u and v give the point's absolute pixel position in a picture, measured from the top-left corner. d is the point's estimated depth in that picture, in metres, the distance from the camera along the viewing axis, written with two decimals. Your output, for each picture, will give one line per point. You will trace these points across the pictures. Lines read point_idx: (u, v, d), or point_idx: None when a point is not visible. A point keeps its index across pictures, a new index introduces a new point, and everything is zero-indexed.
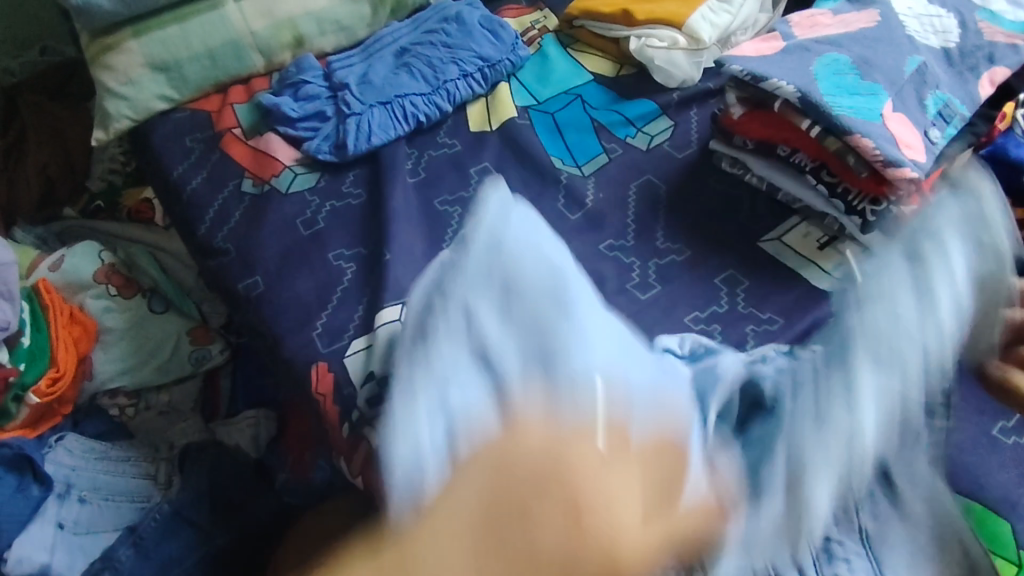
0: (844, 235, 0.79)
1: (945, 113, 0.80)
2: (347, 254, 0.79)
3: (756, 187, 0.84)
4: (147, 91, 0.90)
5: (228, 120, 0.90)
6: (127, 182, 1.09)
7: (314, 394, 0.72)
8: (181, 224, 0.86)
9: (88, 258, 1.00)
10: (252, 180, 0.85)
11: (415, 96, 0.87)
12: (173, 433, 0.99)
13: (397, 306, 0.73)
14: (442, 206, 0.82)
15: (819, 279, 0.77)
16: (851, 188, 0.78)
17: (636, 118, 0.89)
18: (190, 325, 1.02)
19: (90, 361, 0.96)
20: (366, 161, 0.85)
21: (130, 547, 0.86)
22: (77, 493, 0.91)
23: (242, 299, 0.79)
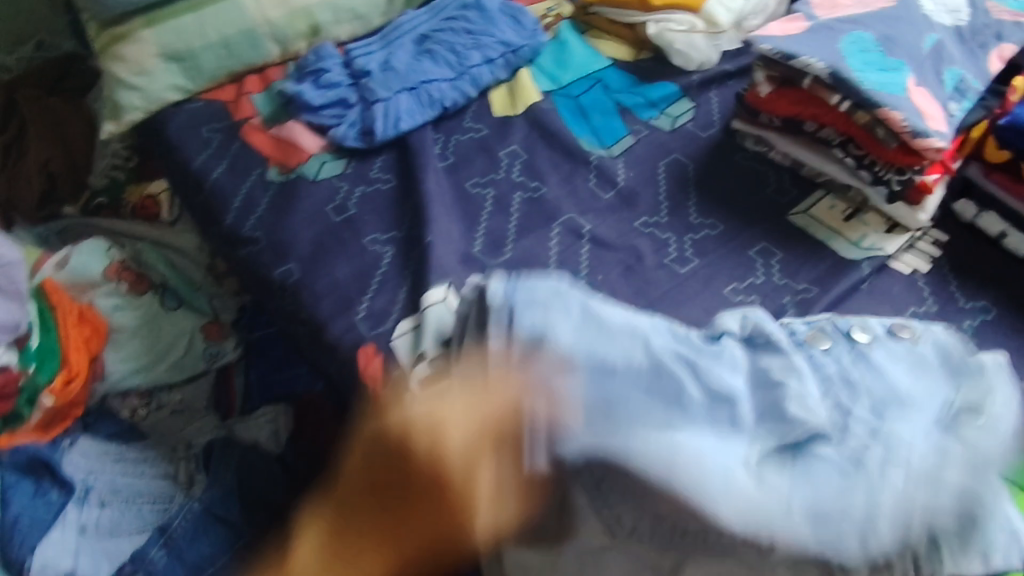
0: (867, 206, 0.82)
1: (961, 88, 0.80)
2: (382, 238, 0.78)
3: (779, 162, 0.85)
4: (160, 82, 0.88)
5: (246, 109, 0.89)
6: (130, 177, 1.06)
7: (361, 377, 0.71)
8: (203, 215, 0.84)
9: (94, 255, 0.98)
10: (278, 168, 0.84)
11: (441, 82, 0.87)
12: (191, 432, 0.97)
13: (444, 285, 0.73)
14: (475, 188, 0.82)
15: (847, 250, 0.78)
16: (877, 160, 0.78)
17: (659, 100, 0.89)
18: (202, 321, 1.00)
19: (101, 360, 0.94)
20: (394, 147, 0.85)
21: (161, 547, 0.86)
22: (96, 496, 0.89)
23: (277, 287, 0.77)
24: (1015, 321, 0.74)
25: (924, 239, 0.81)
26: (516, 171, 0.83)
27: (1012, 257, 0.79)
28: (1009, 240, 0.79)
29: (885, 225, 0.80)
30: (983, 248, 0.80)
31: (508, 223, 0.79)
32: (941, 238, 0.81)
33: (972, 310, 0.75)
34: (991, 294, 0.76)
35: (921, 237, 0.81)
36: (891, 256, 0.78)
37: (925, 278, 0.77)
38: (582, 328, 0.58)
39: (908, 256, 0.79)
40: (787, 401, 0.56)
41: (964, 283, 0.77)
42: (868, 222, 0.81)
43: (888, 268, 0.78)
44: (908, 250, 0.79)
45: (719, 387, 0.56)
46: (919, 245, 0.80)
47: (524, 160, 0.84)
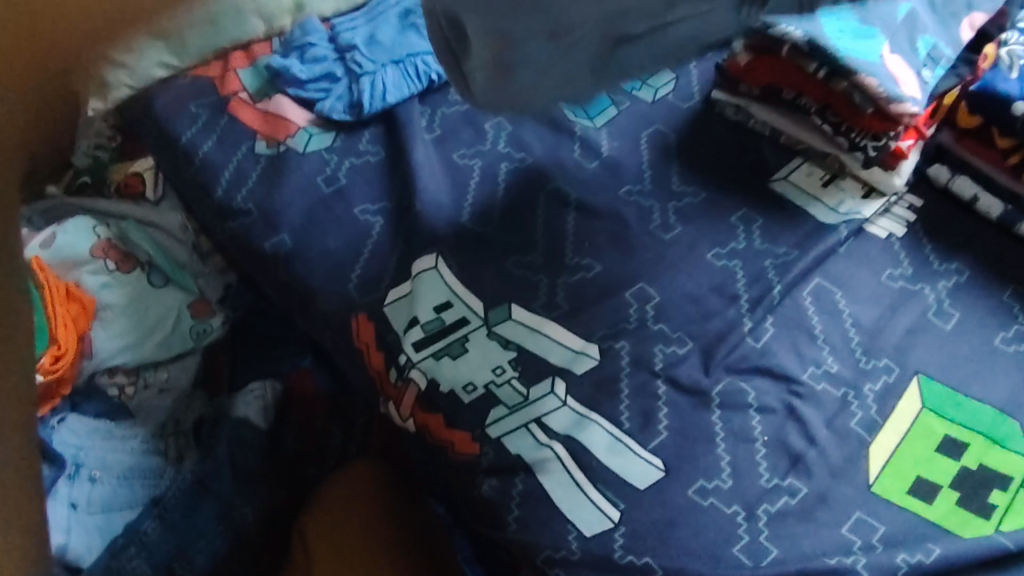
0: (843, 173, 0.83)
1: (934, 55, 0.81)
2: (373, 209, 0.80)
3: (759, 132, 0.87)
4: (147, 59, 0.88)
5: (233, 84, 0.89)
6: (114, 157, 1.08)
7: (357, 343, 0.75)
8: (193, 189, 0.86)
9: (81, 233, 0.99)
10: (265, 142, 0.85)
11: (426, 56, 0.88)
12: (179, 408, 1.01)
13: (432, 255, 0.75)
14: (463, 159, 0.83)
15: (824, 215, 0.80)
16: (854, 126, 0.80)
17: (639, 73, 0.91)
18: (190, 299, 1.02)
19: (89, 338, 0.95)
20: (381, 120, 0.86)
21: (155, 519, 0.89)
22: (87, 472, 0.92)
23: (269, 258, 0.80)
24: (986, 279, 0.77)
25: (898, 205, 0.82)
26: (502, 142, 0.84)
27: (982, 219, 0.81)
28: (980, 203, 0.81)
29: (862, 191, 0.82)
30: (959, 214, 0.82)
31: (495, 192, 0.81)
32: (915, 203, 0.82)
33: (945, 272, 0.77)
34: (967, 257, 0.78)
35: (896, 203, 0.82)
36: (868, 221, 0.80)
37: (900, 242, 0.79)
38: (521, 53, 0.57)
39: (885, 222, 0.80)
40: None
41: (938, 246, 0.79)
42: (845, 188, 0.82)
43: (865, 233, 0.79)
44: (884, 214, 0.81)
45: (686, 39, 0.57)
46: (895, 209, 0.81)
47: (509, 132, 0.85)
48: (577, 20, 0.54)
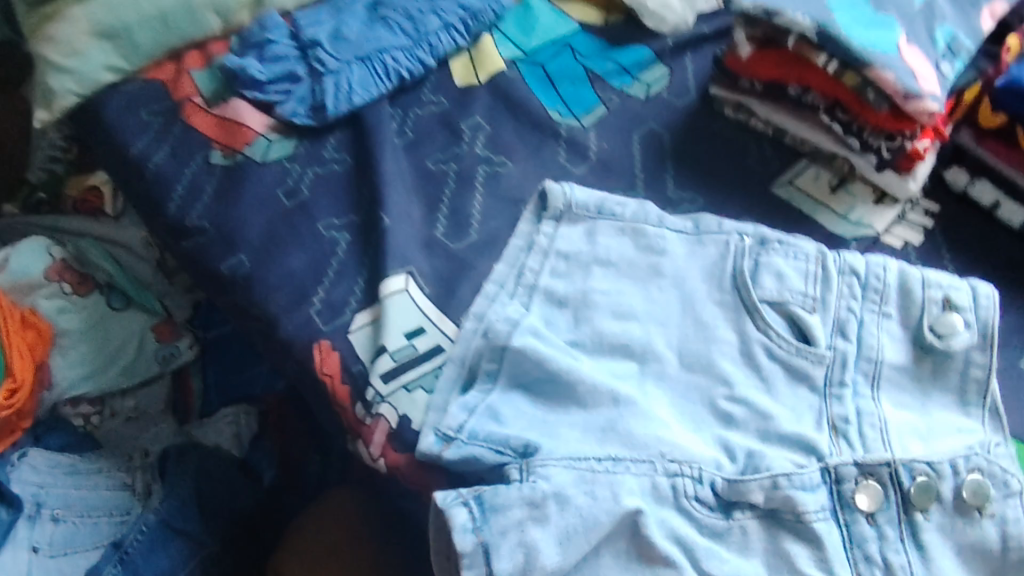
0: (853, 176, 0.76)
1: (954, 47, 0.75)
2: (338, 223, 0.72)
3: (762, 131, 0.80)
4: (94, 62, 0.81)
5: (186, 87, 0.81)
6: (70, 170, 1.01)
7: (318, 374, 0.67)
8: (144, 204, 0.78)
9: (34, 254, 0.91)
10: (221, 151, 0.77)
11: (396, 51, 0.81)
12: (147, 439, 0.94)
13: (403, 275, 0.68)
14: (436, 165, 0.76)
15: (835, 224, 0.73)
16: (866, 125, 0.73)
17: (631, 66, 0.84)
18: (153, 322, 0.96)
19: (47, 367, 0.88)
20: (347, 123, 0.79)
21: (116, 565, 0.80)
22: (48, 513, 0.84)
23: (226, 280, 0.72)
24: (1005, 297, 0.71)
25: (913, 211, 0.76)
26: (480, 145, 0.77)
27: (1002, 228, 0.75)
28: (1002, 210, 0.74)
29: (873, 196, 0.75)
30: (976, 225, 0.75)
31: (472, 202, 0.74)
32: (932, 208, 0.76)
33: None
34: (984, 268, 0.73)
35: (909, 208, 0.76)
36: (881, 233, 0.73)
37: (916, 251, 0.73)
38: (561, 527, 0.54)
39: (898, 229, 0.74)
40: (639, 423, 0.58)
41: (958, 258, 0.73)
42: (855, 193, 0.76)
43: (878, 244, 0.73)
44: (899, 221, 0.75)
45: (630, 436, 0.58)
46: (910, 216, 0.75)
47: (487, 133, 0.78)
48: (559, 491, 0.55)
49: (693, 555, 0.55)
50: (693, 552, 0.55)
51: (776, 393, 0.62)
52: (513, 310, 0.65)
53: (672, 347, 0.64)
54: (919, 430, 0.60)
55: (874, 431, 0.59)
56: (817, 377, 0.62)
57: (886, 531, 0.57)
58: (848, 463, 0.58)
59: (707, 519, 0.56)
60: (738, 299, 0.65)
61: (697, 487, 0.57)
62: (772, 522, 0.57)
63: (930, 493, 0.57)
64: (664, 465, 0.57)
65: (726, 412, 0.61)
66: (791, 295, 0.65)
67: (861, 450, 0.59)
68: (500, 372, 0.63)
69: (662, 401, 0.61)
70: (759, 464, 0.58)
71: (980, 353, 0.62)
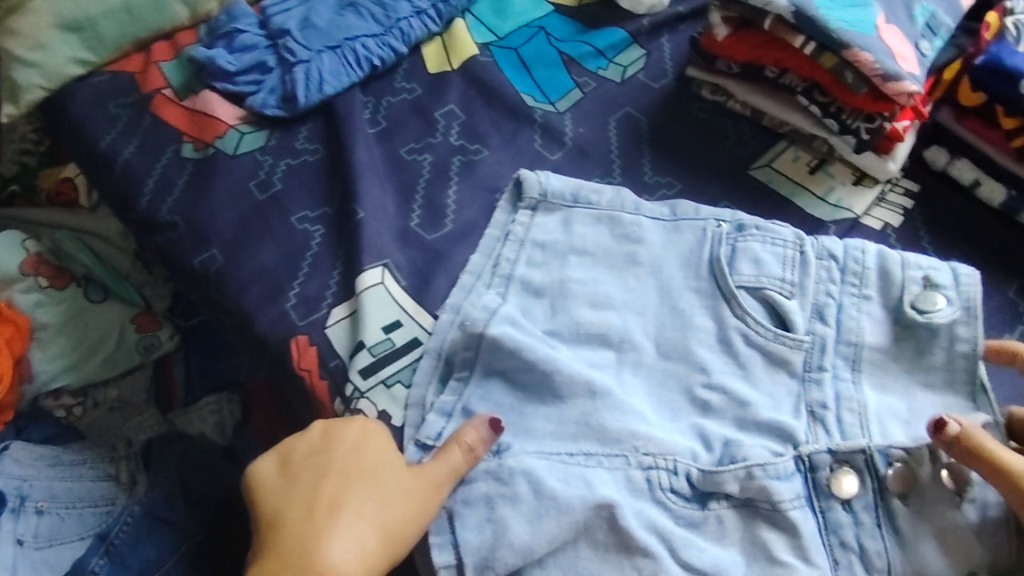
0: (832, 157, 0.75)
1: (933, 24, 0.74)
2: (312, 216, 0.72)
3: (739, 113, 0.79)
4: (60, 56, 0.80)
5: (156, 80, 0.80)
6: (43, 162, 0.99)
7: (295, 371, 0.66)
8: (116, 200, 0.77)
9: (10, 248, 0.90)
10: (192, 144, 0.76)
11: (366, 38, 0.80)
12: (130, 429, 0.93)
13: (378, 268, 0.67)
14: (410, 155, 0.76)
15: (816, 207, 0.72)
16: (844, 106, 0.72)
17: (607, 48, 0.83)
18: (133, 313, 0.95)
19: (26, 360, 0.88)
20: (319, 113, 0.78)
21: (103, 556, 0.81)
22: (33, 505, 0.84)
23: (199, 276, 0.71)
24: (990, 275, 0.69)
25: (894, 190, 0.74)
26: (454, 134, 0.77)
27: (983, 207, 0.73)
28: (982, 189, 0.73)
29: (853, 176, 0.74)
30: (957, 205, 0.73)
31: (446, 191, 0.73)
32: (912, 187, 0.74)
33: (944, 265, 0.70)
34: (964, 250, 0.71)
35: (891, 189, 0.74)
36: (861, 215, 0.72)
37: (896, 233, 0.72)
38: (537, 516, 0.54)
39: (878, 210, 0.73)
40: (623, 418, 0.58)
41: (937, 239, 0.71)
42: (834, 174, 0.74)
43: (859, 226, 0.72)
44: (879, 203, 0.73)
45: (613, 429, 0.58)
46: (890, 196, 0.74)
47: (461, 121, 0.77)
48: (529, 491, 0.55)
49: (671, 546, 0.55)
50: (670, 541, 0.55)
51: (755, 381, 0.61)
52: (489, 299, 0.65)
53: (648, 337, 0.64)
54: (903, 413, 0.60)
55: (852, 416, 0.59)
56: (795, 363, 0.61)
57: (862, 517, 0.56)
58: (822, 451, 0.57)
59: (684, 511, 0.56)
60: (716, 286, 0.65)
61: (673, 478, 0.57)
62: (749, 511, 0.56)
63: (907, 479, 0.56)
64: (637, 459, 0.57)
65: (704, 402, 0.61)
66: (768, 280, 0.64)
67: (838, 437, 0.58)
68: (474, 363, 0.62)
69: (638, 396, 0.61)
70: (737, 453, 0.57)
71: (965, 327, 0.60)
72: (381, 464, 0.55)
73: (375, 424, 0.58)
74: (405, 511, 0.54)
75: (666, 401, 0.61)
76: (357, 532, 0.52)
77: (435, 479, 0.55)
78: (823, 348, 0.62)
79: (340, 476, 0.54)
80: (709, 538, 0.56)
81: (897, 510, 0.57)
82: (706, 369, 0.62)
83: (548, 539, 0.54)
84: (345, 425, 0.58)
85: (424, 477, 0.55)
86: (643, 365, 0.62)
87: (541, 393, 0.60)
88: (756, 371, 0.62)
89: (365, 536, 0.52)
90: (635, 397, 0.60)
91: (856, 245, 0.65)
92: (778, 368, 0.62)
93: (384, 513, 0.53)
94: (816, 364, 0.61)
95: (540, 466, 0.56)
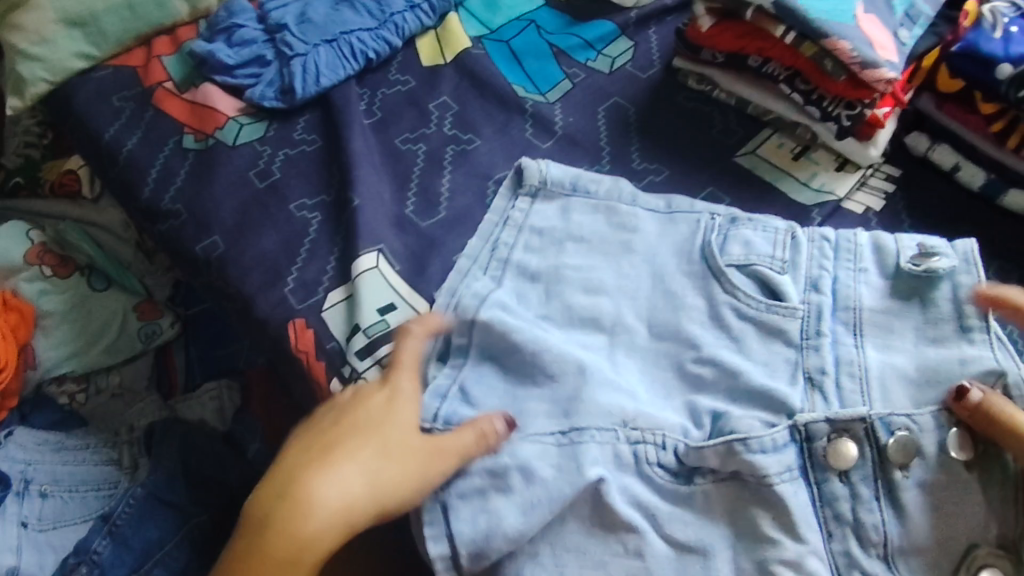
0: (815, 144, 0.78)
1: (911, 14, 0.76)
2: (310, 204, 0.74)
3: (725, 102, 0.81)
4: (63, 50, 0.82)
5: (158, 74, 0.83)
6: (47, 155, 1.03)
7: (294, 352, 0.68)
8: (119, 190, 0.79)
9: (15, 238, 0.94)
10: (194, 135, 0.79)
11: (361, 32, 0.82)
12: (132, 415, 0.94)
13: (373, 253, 0.69)
14: (405, 144, 0.78)
15: (798, 192, 0.75)
16: (825, 94, 0.74)
17: (595, 40, 0.85)
18: (135, 301, 0.97)
19: (31, 348, 0.90)
20: (317, 105, 0.80)
21: (106, 536, 0.83)
22: (37, 488, 0.86)
23: (201, 262, 0.74)
24: None
25: (875, 176, 0.76)
26: (447, 124, 0.79)
27: (962, 190, 0.75)
28: (961, 173, 0.75)
29: (835, 163, 0.77)
30: (935, 189, 0.76)
31: (440, 179, 0.76)
32: (893, 173, 0.77)
33: None
34: (944, 232, 0.73)
35: (872, 174, 0.76)
36: (843, 198, 0.75)
37: (877, 217, 0.74)
38: (529, 505, 0.56)
39: (860, 195, 0.75)
40: (611, 396, 0.60)
41: (917, 223, 0.73)
42: (817, 160, 0.77)
43: (840, 210, 0.74)
44: (861, 188, 0.75)
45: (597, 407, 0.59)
46: (872, 181, 0.76)
47: (454, 112, 0.80)
48: (520, 487, 0.57)
49: (656, 521, 0.57)
50: (655, 514, 0.57)
51: (748, 351, 0.63)
52: (483, 279, 0.67)
53: (639, 320, 0.66)
54: (903, 366, 0.60)
55: (853, 382, 0.60)
56: (791, 331, 0.63)
57: (860, 490, 0.57)
58: (818, 421, 0.58)
59: (669, 486, 0.58)
60: (705, 269, 0.67)
61: (659, 453, 0.58)
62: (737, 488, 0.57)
63: (909, 450, 0.57)
64: (637, 422, 0.59)
65: (694, 376, 0.63)
66: (758, 257, 0.66)
67: (837, 404, 0.59)
68: (468, 348, 0.65)
69: (631, 374, 0.63)
70: (724, 426, 0.59)
71: (966, 274, 0.63)
72: (393, 429, 0.58)
73: (403, 390, 0.61)
74: (395, 478, 0.56)
75: (656, 379, 0.64)
76: (342, 484, 0.54)
77: (432, 459, 0.57)
78: (818, 317, 0.63)
79: (348, 428, 0.58)
80: (697, 513, 0.57)
81: (900, 484, 0.57)
82: (697, 345, 0.63)
83: (544, 512, 0.56)
84: (373, 388, 0.60)
85: (432, 444, 0.58)
86: (633, 346, 0.65)
87: (528, 374, 0.63)
88: (750, 341, 0.63)
89: (348, 482, 0.55)
90: (629, 376, 0.63)
91: (850, 232, 0.68)
92: (771, 339, 0.63)
93: (378, 466, 0.56)
94: (812, 331, 0.62)
95: (527, 450, 0.59)
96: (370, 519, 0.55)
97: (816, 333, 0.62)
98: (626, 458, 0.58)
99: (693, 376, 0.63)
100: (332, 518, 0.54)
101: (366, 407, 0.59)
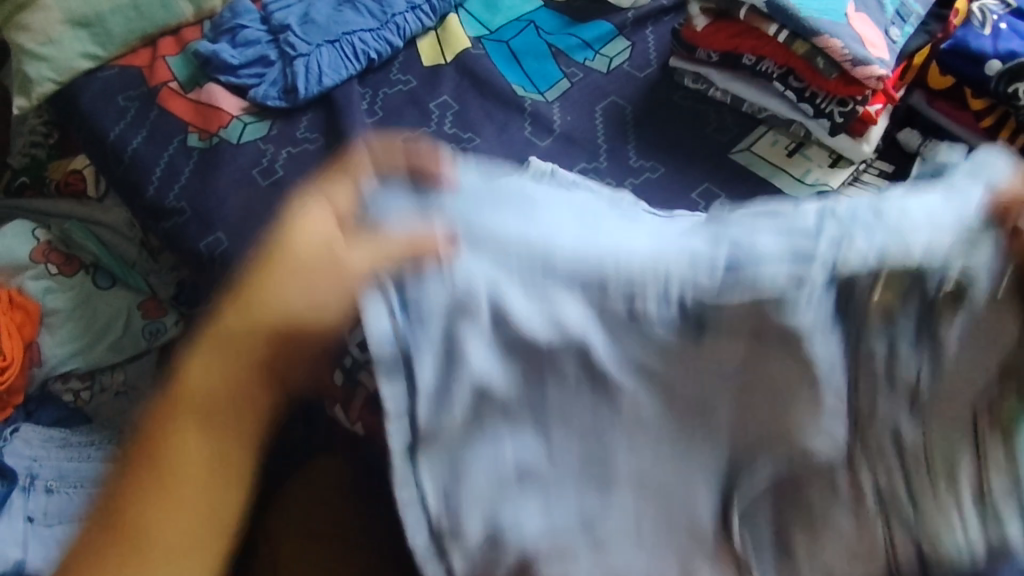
0: (809, 141, 0.78)
1: (903, 12, 0.78)
2: None
3: (721, 101, 0.82)
4: (69, 50, 0.84)
5: (162, 74, 0.84)
6: (52, 155, 1.03)
7: None
8: (124, 188, 0.80)
9: (21, 237, 0.96)
10: (198, 134, 0.80)
11: (363, 33, 0.84)
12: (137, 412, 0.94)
13: None
14: None
15: (794, 188, 0.75)
16: (818, 91, 0.75)
17: (593, 41, 0.86)
18: (140, 299, 0.97)
19: (36, 346, 0.92)
20: (319, 104, 0.81)
21: None
22: (42, 485, 0.86)
23: (205, 259, 0.74)
24: None
25: (868, 171, 0.77)
26: (448, 123, 0.80)
27: None
28: None
29: (829, 159, 0.77)
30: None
31: None
32: (887, 168, 0.77)
33: None
34: None
35: (866, 170, 0.77)
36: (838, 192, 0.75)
37: None
38: (499, 334, 0.43)
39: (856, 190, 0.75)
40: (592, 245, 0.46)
41: None
42: (811, 156, 0.77)
43: None
44: (855, 183, 0.76)
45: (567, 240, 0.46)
46: (864, 177, 0.76)
47: (455, 111, 0.81)
48: (485, 355, 0.42)
49: None
50: None
51: (772, 221, 0.47)
52: None
53: None
54: (934, 248, 0.44)
55: (907, 222, 0.46)
56: (796, 214, 0.48)
57: (898, 343, 0.43)
58: (867, 260, 0.43)
59: (664, 319, 0.44)
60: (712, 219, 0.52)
61: (662, 288, 0.44)
62: None
63: (959, 295, 0.43)
64: (614, 277, 0.44)
65: (722, 257, 0.45)
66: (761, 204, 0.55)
67: (873, 241, 0.44)
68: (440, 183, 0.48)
69: (642, 238, 0.49)
70: (744, 270, 0.44)
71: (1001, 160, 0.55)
72: (260, 273, 0.42)
73: (303, 214, 0.44)
74: (244, 320, 0.41)
75: (679, 255, 0.45)
76: (199, 376, 0.40)
77: (308, 274, 0.42)
78: (871, 209, 0.47)
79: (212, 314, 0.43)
80: None
81: (945, 328, 0.43)
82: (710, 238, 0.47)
83: (507, 364, 0.43)
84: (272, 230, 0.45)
85: (314, 254, 0.42)
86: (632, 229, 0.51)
87: (507, 211, 0.47)
88: (777, 220, 0.47)
89: (216, 328, 0.41)
90: (639, 239, 0.48)
91: (920, 184, 0.55)
92: (821, 211, 0.48)
93: (242, 294, 0.42)
94: (863, 212, 0.47)
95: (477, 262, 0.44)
96: (251, 327, 0.41)
97: (868, 215, 0.47)
98: (597, 317, 0.44)
99: (697, 241, 0.47)
100: (192, 374, 0.40)
101: (245, 276, 0.43)
